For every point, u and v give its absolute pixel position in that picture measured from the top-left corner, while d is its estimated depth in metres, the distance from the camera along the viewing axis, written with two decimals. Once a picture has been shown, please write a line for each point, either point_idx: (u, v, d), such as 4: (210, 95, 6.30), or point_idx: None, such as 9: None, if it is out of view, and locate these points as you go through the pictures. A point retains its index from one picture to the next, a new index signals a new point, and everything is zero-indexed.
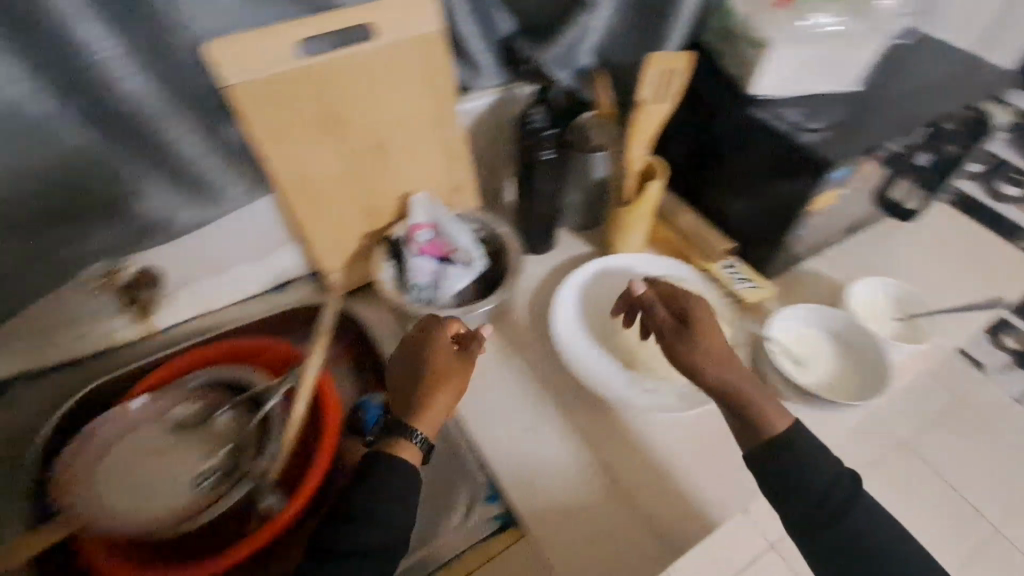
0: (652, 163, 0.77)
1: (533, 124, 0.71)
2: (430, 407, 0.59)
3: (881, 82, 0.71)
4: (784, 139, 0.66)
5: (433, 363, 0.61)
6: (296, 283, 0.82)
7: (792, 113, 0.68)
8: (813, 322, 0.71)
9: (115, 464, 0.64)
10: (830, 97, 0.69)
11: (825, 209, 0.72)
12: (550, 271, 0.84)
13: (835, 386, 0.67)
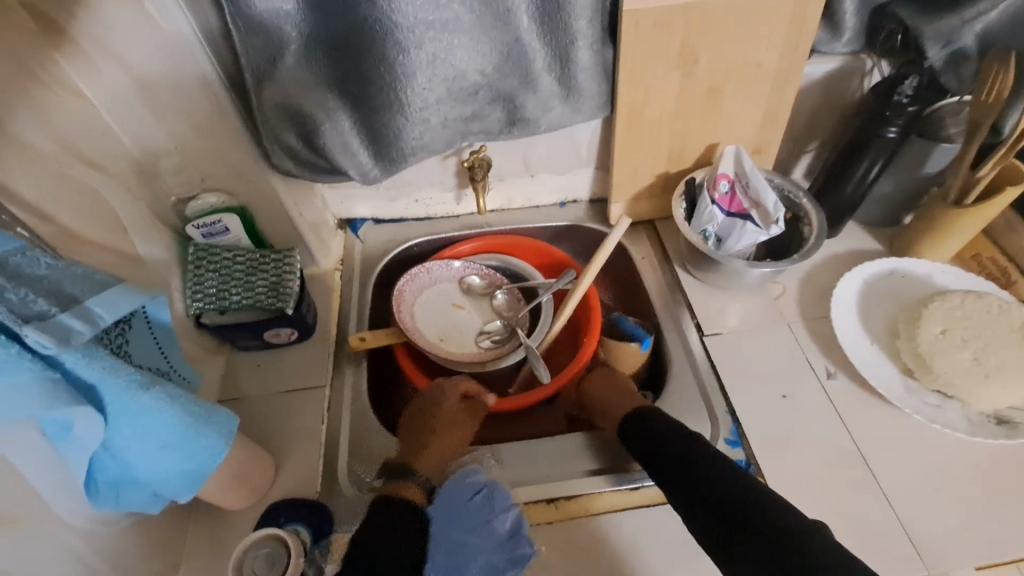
0: (1017, 168, 0.68)
1: (898, 98, 0.68)
2: (435, 437, 0.68)
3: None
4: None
5: (442, 422, 0.69)
6: (577, 201, 0.90)
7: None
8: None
9: (430, 304, 0.80)
10: None
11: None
12: (841, 253, 0.81)
13: None
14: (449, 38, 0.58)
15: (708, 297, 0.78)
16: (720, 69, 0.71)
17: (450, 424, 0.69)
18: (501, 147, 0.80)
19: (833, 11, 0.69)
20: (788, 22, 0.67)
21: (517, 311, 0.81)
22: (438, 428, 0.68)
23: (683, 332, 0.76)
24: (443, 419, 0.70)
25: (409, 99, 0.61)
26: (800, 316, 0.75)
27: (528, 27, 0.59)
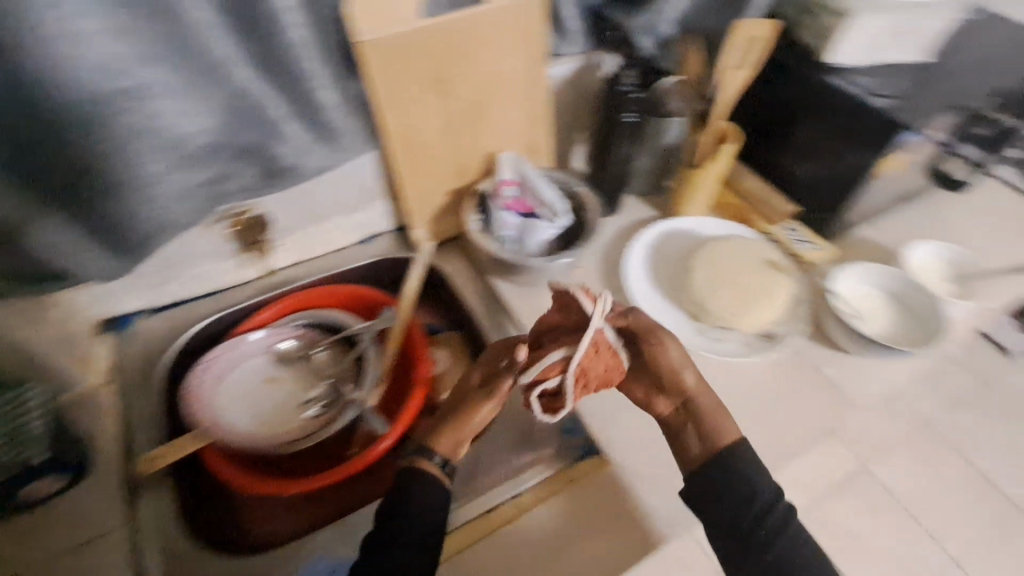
0: (727, 129, 0.79)
1: (622, 89, 0.77)
2: (474, 414, 0.60)
3: (947, 55, 0.77)
4: (859, 105, 0.70)
5: (468, 402, 0.61)
6: (379, 235, 0.87)
7: (864, 82, 0.72)
8: (874, 282, 0.76)
9: (238, 388, 0.71)
10: (898, 67, 0.74)
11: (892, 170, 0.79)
12: (626, 227, 0.90)
13: (895, 335, 0.72)
14: (151, 105, 0.51)
15: (523, 298, 0.81)
16: (472, 84, 0.73)
17: (488, 406, 0.60)
18: (276, 202, 0.73)
19: (556, 17, 0.75)
20: (517, 34, 0.71)
21: (341, 364, 0.76)
22: (464, 418, 0.59)
23: (509, 339, 0.78)
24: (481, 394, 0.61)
25: (126, 178, 0.53)
26: (605, 292, 0.82)
27: (248, 77, 0.55)
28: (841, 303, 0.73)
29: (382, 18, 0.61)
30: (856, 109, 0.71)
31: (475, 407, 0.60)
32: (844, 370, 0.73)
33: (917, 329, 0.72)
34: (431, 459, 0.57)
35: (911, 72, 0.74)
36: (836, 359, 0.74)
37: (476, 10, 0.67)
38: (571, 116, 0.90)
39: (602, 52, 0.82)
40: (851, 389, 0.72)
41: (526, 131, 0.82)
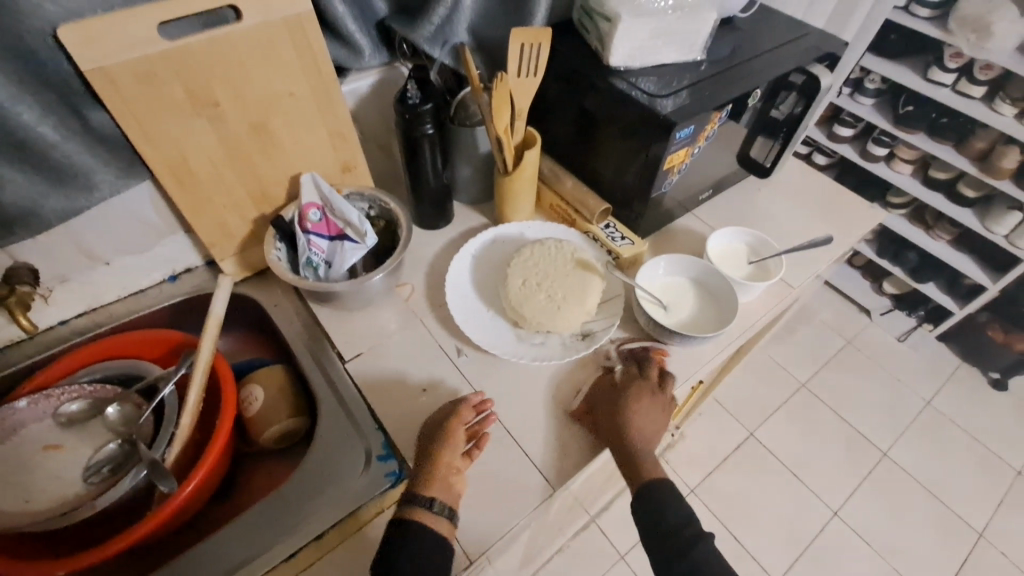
0: (530, 134, 0.81)
1: (411, 102, 0.72)
2: (453, 437, 0.63)
3: (724, 52, 0.82)
4: (638, 106, 0.73)
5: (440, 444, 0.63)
6: (190, 270, 0.81)
7: (644, 83, 0.75)
8: (678, 271, 0.79)
9: (8, 462, 0.63)
10: (677, 66, 0.77)
11: (679, 168, 0.80)
12: (457, 236, 0.89)
13: (696, 321, 0.75)
14: None
15: (343, 322, 0.78)
16: (251, 105, 0.69)
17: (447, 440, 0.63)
18: (37, 249, 0.66)
19: (338, 31, 0.73)
20: (291, 50, 0.68)
21: (137, 421, 0.68)
22: (442, 459, 0.62)
23: (327, 367, 0.75)
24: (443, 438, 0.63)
25: None
26: (431, 306, 0.80)
27: None
28: (645, 293, 0.75)
29: (107, 42, 0.56)
30: (634, 109, 0.73)
31: (453, 435, 0.63)
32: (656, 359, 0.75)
33: (712, 315, 0.75)
34: (426, 507, 0.58)
35: (688, 70, 0.77)
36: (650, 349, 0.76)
37: (231, 28, 0.63)
38: (387, 130, 0.88)
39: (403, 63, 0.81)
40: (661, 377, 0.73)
41: (330, 148, 0.79)
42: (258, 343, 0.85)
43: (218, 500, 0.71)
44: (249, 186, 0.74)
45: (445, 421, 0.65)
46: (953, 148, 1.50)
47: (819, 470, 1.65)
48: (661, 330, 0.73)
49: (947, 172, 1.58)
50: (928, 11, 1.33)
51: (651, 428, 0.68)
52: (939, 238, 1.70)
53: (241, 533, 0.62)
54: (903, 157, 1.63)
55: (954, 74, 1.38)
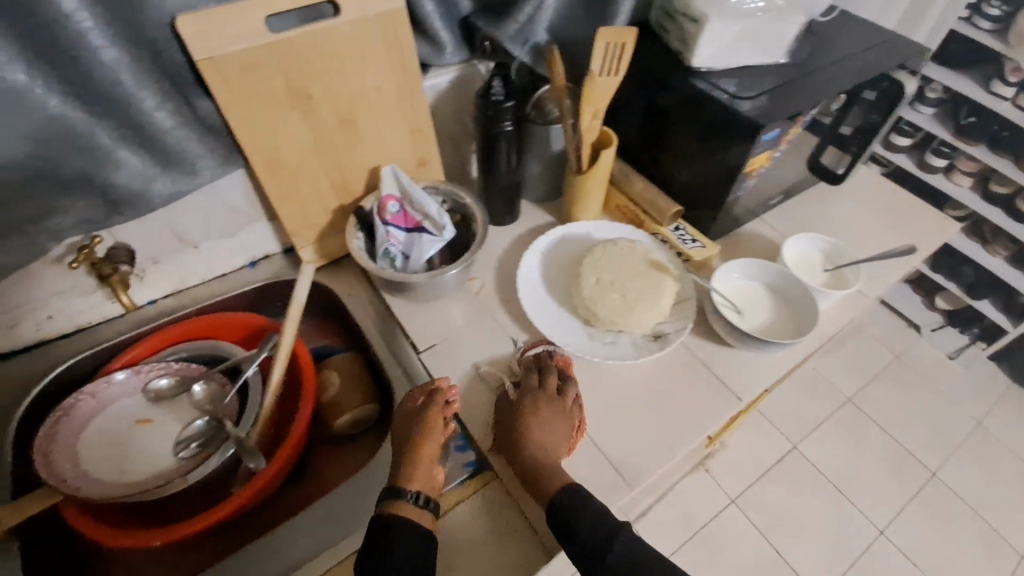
0: (605, 134, 0.81)
1: (495, 98, 0.73)
2: (427, 429, 0.63)
3: (806, 55, 0.81)
4: (721, 106, 0.72)
5: (410, 434, 0.63)
6: (269, 256, 0.84)
7: (726, 84, 0.75)
8: (754, 276, 0.79)
9: (103, 433, 0.66)
10: (760, 67, 0.76)
11: (758, 171, 0.79)
12: (523, 234, 0.90)
13: (772, 329, 0.74)
14: None
15: (415, 313, 0.79)
16: (340, 97, 0.71)
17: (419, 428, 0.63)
18: (134, 231, 0.68)
19: (425, 27, 0.74)
20: (382, 44, 0.70)
21: (222, 399, 0.71)
22: (423, 450, 0.62)
23: (400, 354, 0.78)
24: (410, 429, 0.64)
25: None
26: (500, 302, 0.81)
27: (62, 103, 0.49)
28: (721, 297, 0.75)
29: (219, 33, 0.58)
30: (718, 110, 0.73)
31: (430, 426, 0.63)
32: (727, 364, 0.74)
33: (789, 322, 0.75)
34: (405, 499, 0.58)
35: (772, 72, 0.76)
36: (721, 354, 0.75)
37: (329, 22, 0.65)
38: (459, 126, 0.89)
39: (482, 60, 0.82)
40: (732, 384, 0.73)
41: (410, 142, 0.80)
42: (328, 332, 0.87)
43: (296, 481, 0.73)
44: (333, 176, 0.76)
45: (420, 415, 0.64)
46: (1017, 161, 1.45)
47: (865, 488, 1.60)
48: (738, 334, 0.72)
49: (1009, 186, 1.52)
50: (990, 24, 1.30)
51: (548, 436, 0.65)
52: (998, 254, 1.64)
53: (323, 517, 0.65)
54: (963, 170, 1.57)
55: (1022, 85, 1.33)
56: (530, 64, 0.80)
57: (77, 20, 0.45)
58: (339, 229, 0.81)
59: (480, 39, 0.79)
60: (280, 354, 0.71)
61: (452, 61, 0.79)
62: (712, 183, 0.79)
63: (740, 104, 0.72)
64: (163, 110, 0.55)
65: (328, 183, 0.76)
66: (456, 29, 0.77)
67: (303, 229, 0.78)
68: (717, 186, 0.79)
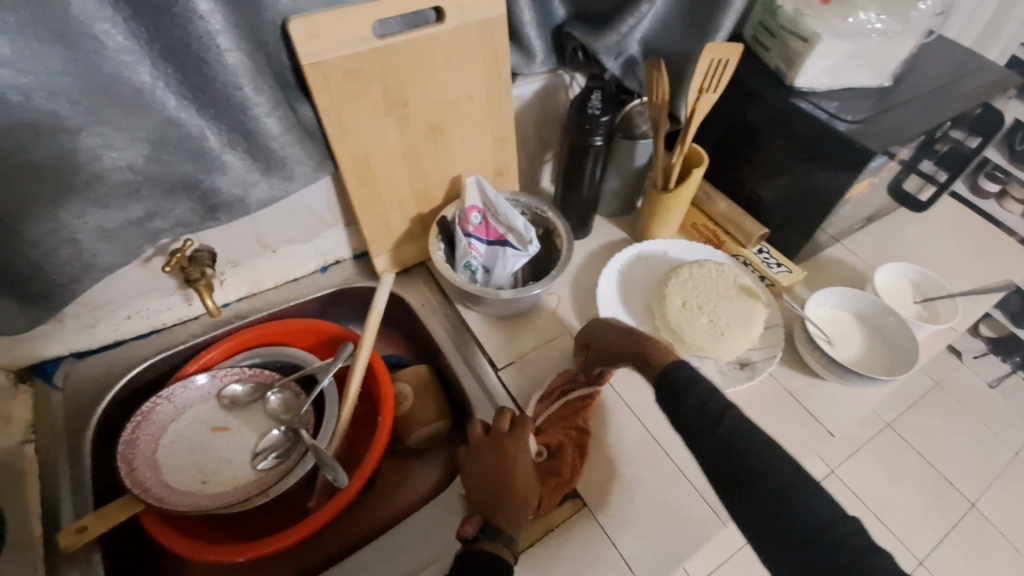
0: (697, 152, 0.78)
1: (592, 112, 0.72)
2: (510, 456, 0.58)
3: (905, 79, 0.78)
4: (823, 128, 0.70)
5: (496, 463, 0.58)
6: (339, 262, 0.82)
7: (827, 104, 0.72)
8: (846, 305, 0.76)
9: (179, 439, 0.64)
10: (859, 90, 0.74)
11: (852, 198, 0.77)
12: (597, 250, 0.87)
13: (867, 363, 0.71)
14: (60, 140, 0.43)
15: (491, 328, 0.77)
16: (434, 106, 0.69)
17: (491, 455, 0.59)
18: (218, 233, 0.67)
19: (520, 37, 0.72)
20: (479, 54, 0.68)
21: (298, 409, 0.69)
22: (512, 475, 0.57)
23: (479, 371, 0.74)
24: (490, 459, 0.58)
25: (40, 219, 0.46)
26: (577, 320, 0.78)
27: (179, 104, 0.47)
28: (814, 327, 0.73)
29: (329, 37, 0.56)
30: (820, 130, 0.70)
31: (513, 455, 0.58)
32: (819, 395, 0.71)
33: (886, 356, 0.72)
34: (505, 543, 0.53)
35: (873, 94, 0.74)
36: (812, 384, 0.72)
37: (432, 29, 0.63)
38: (537, 137, 0.87)
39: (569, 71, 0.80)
40: (825, 417, 0.70)
41: (494, 152, 0.78)
42: (397, 342, 0.85)
43: (366, 495, 0.71)
44: (417, 185, 0.74)
45: (507, 443, 0.59)
46: None
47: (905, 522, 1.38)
48: (830, 363, 0.70)
49: None
50: None
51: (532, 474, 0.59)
52: None
53: (413, 531, 0.60)
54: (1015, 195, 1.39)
55: None
56: (619, 76, 0.78)
57: (207, 22, 0.43)
58: (416, 238, 0.79)
59: (570, 49, 0.77)
60: (354, 369, 0.68)
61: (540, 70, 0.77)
62: (805, 207, 0.77)
63: (844, 125, 0.70)
64: (275, 117, 0.53)
65: (411, 192, 0.74)
66: (548, 38, 0.75)
67: (382, 237, 0.76)
68: (810, 210, 0.76)
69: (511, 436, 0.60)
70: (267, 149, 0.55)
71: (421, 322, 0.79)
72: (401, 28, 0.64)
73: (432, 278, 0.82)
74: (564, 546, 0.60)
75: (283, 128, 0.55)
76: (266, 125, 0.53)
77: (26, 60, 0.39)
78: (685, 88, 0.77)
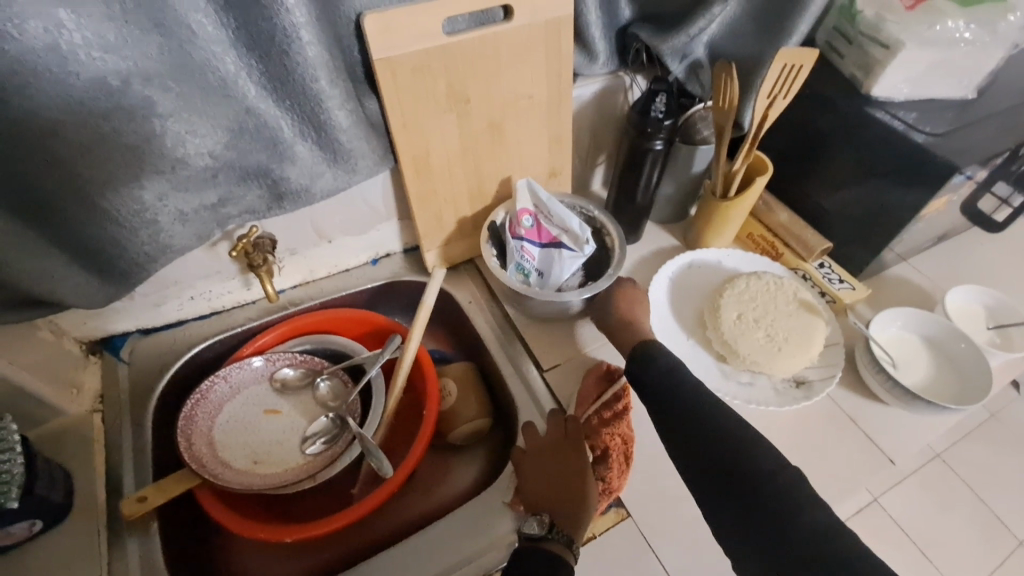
0: (761, 160, 0.76)
1: (655, 115, 0.71)
2: (572, 460, 0.60)
3: (991, 92, 0.73)
4: (900, 140, 0.67)
5: (559, 466, 0.60)
6: (390, 255, 0.83)
7: (905, 115, 0.69)
8: (912, 327, 0.72)
9: (234, 419, 0.66)
10: (938, 102, 0.70)
11: (926, 215, 0.73)
12: (648, 256, 0.86)
13: (935, 389, 0.68)
14: (150, 124, 0.45)
15: (539, 327, 0.76)
16: (495, 103, 0.69)
17: (551, 460, 0.61)
18: (280, 220, 0.68)
19: (584, 37, 0.71)
20: (544, 53, 0.68)
21: (345, 397, 0.70)
22: (570, 486, 0.58)
23: (523, 371, 0.73)
24: (551, 460, 0.61)
25: (125, 199, 0.48)
26: None
27: (259, 94, 0.49)
28: (879, 348, 0.69)
29: (401, 32, 0.57)
30: (896, 141, 0.67)
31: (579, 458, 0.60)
32: (879, 420, 0.68)
33: (957, 382, 0.68)
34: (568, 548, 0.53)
35: (956, 107, 0.70)
36: (873, 408, 0.69)
37: (501, 27, 0.63)
38: (592, 138, 0.86)
39: (630, 73, 0.79)
40: (884, 443, 0.66)
41: (551, 152, 0.78)
42: (441, 337, 0.85)
43: (403, 490, 0.71)
44: (473, 182, 0.74)
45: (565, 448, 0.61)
46: None
47: (948, 559, 1.27)
48: (896, 388, 0.66)
49: None
50: None
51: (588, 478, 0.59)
52: None
53: (456, 526, 0.60)
54: None
55: None
56: (682, 79, 0.77)
57: (292, 15, 0.44)
58: (467, 234, 0.80)
59: (634, 51, 0.76)
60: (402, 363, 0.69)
61: (601, 71, 0.76)
62: (876, 223, 0.73)
63: (924, 137, 0.66)
64: (346, 110, 0.54)
65: (467, 189, 0.74)
66: (611, 39, 0.74)
67: (435, 232, 0.77)
68: (881, 225, 0.73)
69: (570, 442, 0.61)
70: (335, 143, 0.56)
71: (469, 320, 0.79)
72: (468, 28, 0.64)
73: (481, 275, 0.82)
74: (602, 556, 0.59)
75: (352, 121, 0.56)
76: (338, 118, 0.54)
77: (126, 45, 0.41)
78: (751, 94, 0.75)
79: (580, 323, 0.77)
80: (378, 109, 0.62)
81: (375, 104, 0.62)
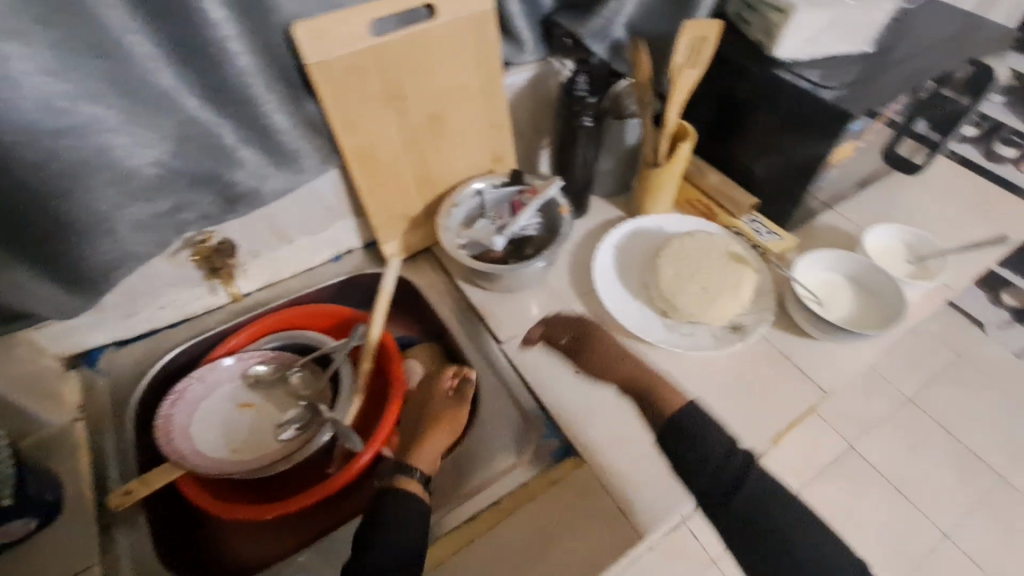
0: (684, 128, 0.81)
1: (579, 94, 0.76)
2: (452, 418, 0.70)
3: (889, 44, 0.79)
4: (806, 97, 0.72)
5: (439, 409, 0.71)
6: (352, 251, 0.87)
7: (808, 74, 0.74)
8: (835, 267, 0.78)
9: (210, 414, 0.71)
10: (837, 57, 0.77)
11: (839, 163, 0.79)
12: (593, 228, 0.91)
13: (856, 321, 0.74)
14: (99, 139, 0.49)
15: (494, 303, 0.81)
16: (431, 98, 0.74)
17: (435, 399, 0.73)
18: (237, 224, 0.72)
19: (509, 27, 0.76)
20: (469, 46, 0.72)
21: (315, 386, 0.75)
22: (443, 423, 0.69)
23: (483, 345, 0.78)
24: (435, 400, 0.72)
25: (82, 211, 0.52)
26: (575, 295, 0.82)
27: (197, 105, 0.53)
28: (804, 288, 0.75)
29: (329, 39, 0.61)
30: (803, 97, 0.72)
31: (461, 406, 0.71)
32: (810, 356, 0.74)
33: (876, 313, 0.74)
34: (414, 478, 0.62)
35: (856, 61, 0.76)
36: (804, 345, 0.75)
37: (425, 25, 0.68)
38: (532, 122, 0.91)
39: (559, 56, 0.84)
40: (815, 376, 0.72)
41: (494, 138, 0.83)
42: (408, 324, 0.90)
43: None
44: (421, 173, 0.79)
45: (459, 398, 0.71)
46: None
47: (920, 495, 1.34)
48: (820, 323, 0.72)
49: None
50: None
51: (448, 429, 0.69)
52: None
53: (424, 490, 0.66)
54: None
55: None
56: (608, 59, 0.80)
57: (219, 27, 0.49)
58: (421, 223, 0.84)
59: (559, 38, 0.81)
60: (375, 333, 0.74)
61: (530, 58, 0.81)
62: (796, 177, 0.79)
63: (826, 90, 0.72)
64: (282, 112, 0.59)
65: (415, 181, 0.79)
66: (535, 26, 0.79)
67: (389, 223, 0.81)
68: (800, 179, 0.79)
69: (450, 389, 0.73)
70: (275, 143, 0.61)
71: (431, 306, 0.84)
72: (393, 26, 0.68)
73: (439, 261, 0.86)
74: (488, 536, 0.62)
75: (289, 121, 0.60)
76: (275, 119, 0.58)
77: (69, 69, 0.45)
78: (669, 66, 0.80)
79: (534, 295, 0.82)
80: (316, 112, 0.67)
81: (313, 108, 0.66)
